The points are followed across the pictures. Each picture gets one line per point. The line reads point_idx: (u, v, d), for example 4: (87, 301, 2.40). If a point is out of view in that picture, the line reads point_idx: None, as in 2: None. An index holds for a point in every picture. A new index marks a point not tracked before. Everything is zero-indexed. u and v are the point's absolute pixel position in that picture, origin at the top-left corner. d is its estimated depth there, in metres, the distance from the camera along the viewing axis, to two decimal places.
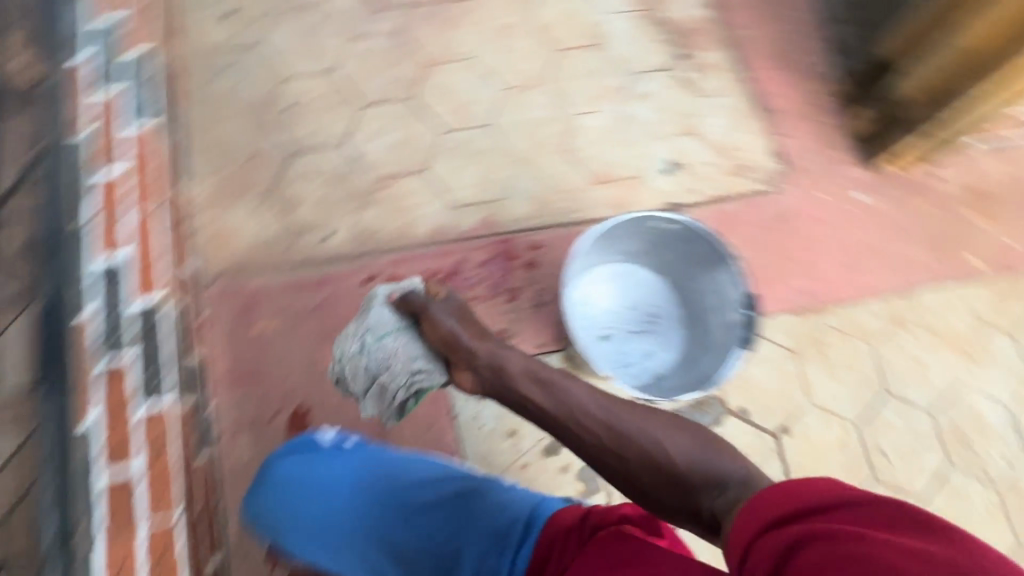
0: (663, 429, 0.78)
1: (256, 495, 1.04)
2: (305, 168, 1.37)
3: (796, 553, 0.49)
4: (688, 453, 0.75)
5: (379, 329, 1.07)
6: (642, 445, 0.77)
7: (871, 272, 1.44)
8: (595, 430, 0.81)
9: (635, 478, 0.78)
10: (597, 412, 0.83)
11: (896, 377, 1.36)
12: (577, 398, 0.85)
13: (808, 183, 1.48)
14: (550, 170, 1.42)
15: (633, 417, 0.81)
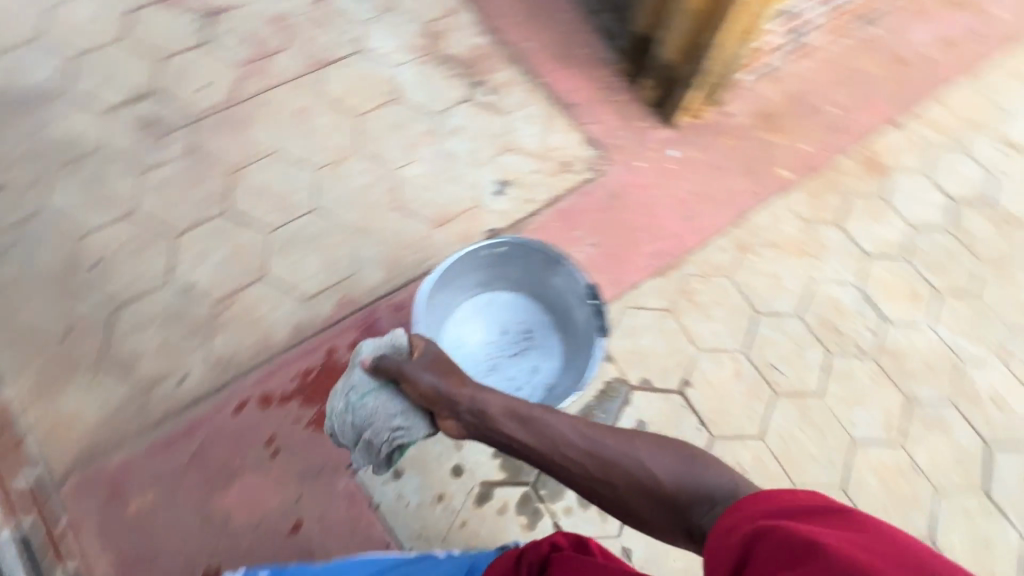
0: (645, 447, 0.81)
1: None
2: (131, 319, 1.27)
3: (755, 543, 0.56)
4: (668, 469, 0.78)
5: (364, 386, 1.06)
6: (625, 468, 0.80)
7: (706, 214, 1.58)
8: (580, 461, 0.84)
9: (624, 500, 0.81)
10: (578, 440, 0.85)
11: (759, 297, 1.49)
12: (560, 431, 0.87)
13: (625, 157, 1.61)
14: (390, 230, 1.43)
15: (617, 442, 0.83)
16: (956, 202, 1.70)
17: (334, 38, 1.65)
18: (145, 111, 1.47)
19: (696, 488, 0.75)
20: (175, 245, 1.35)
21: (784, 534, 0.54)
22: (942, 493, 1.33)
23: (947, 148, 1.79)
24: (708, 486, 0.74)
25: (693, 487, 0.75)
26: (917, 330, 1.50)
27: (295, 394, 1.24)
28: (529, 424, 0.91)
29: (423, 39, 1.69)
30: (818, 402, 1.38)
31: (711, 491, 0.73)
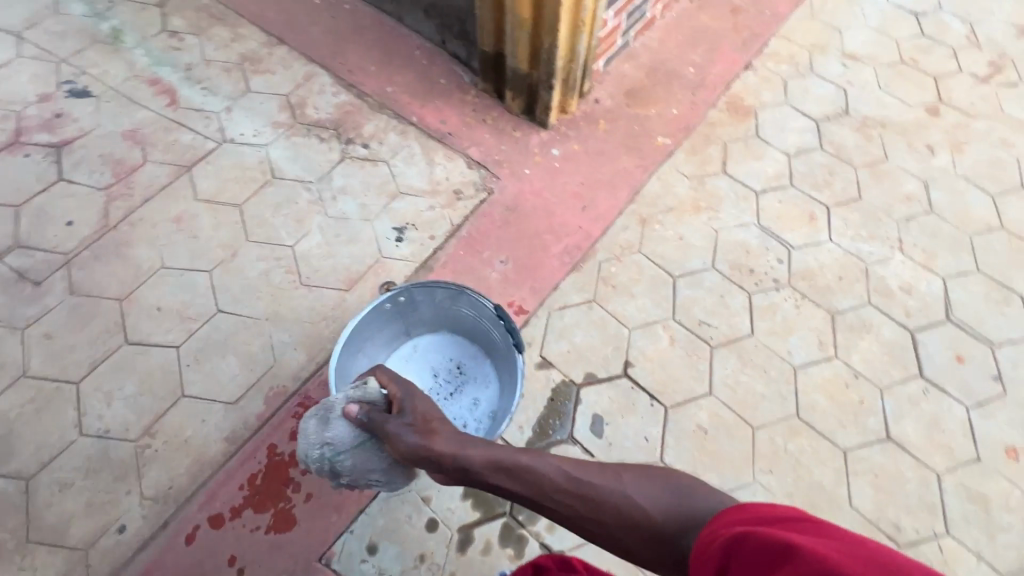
0: (634, 480, 0.72)
1: None
2: (51, 484, 1.19)
3: (731, 552, 0.54)
4: (660, 501, 0.70)
5: (342, 437, 0.97)
6: (615, 504, 0.71)
7: (601, 200, 1.63)
8: (567, 500, 0.73)
9: (618, 540, 0.71)
10: (561, 479, 0.75)
11: (672, 261, 1.55)
12: (544, 472, 0.76)
13: (511, 169, 1.64)
14: (300, 308, 1.40)
15: (606, 476, 0.73)
16: (820, 121, 1.83)
17: (196, 138, 1.64)
18: (12, 264, 1.42)
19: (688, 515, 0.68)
20: (79, 392, 1.28)
21: (758, 539, 0.52)
22: (885, 390, 1.39)
23: (798, 75, 1.92)
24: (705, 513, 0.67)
25: (686, 515, 0.68)
26: (819, 247, 1.59)
27: (245, 503, 1.19)
28: (512, 471, 0.78)
29: (286, 114, 1.69)
30: (753, 342, 1.44)
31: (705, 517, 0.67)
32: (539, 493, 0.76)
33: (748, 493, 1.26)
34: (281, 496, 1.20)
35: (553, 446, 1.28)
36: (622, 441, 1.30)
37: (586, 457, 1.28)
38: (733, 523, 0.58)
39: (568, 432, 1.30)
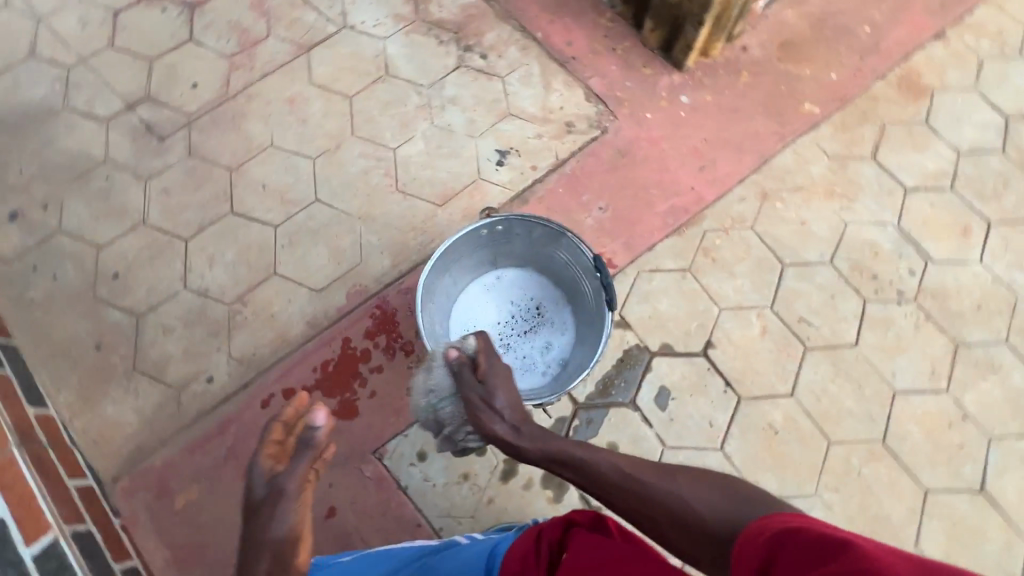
0: (689, 483, 0.72)
1: None
2: (157, 326, 1.31)
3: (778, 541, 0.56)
4: (714, 507, 0.68)
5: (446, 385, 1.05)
6: (663, 503, 0.72)
7: (723, 163, 1.47)
8: (618, 494, 0.77)
9: (671, 540, 0.71)
10: (618, 476, 0.78)
11: (787, 247, 1.40)
12: (602, 467, 0.81)
13: (633, 110, 1.51)
14: (392, 214, 1.40)
15: (658, 475, 0.75)
16: (1009, 119, 1.53)
17: (319, 19, 1.60)
18: (142, 116, 1.50)
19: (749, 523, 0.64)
20: (188, 250, 1.38)
21: (812, 535, 0.54)
22: (994, 439, 1.25)
23: (999, 57, 1.59)
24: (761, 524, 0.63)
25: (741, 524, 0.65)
26: (964, 266, 1.38)
27: (317, 385, 1.26)
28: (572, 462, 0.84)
29: (409, 7, 1.61)
30: (855, 353, 1.31)
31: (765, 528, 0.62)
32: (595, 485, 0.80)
33: (806, 504, 1.20)
34: (349, 387, 1.27)
35: (612, 406, 1.26)
36: (684, 419, 1.25)
37: (644, 425, 1.25)
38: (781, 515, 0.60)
39: (630, 396, 1.27)
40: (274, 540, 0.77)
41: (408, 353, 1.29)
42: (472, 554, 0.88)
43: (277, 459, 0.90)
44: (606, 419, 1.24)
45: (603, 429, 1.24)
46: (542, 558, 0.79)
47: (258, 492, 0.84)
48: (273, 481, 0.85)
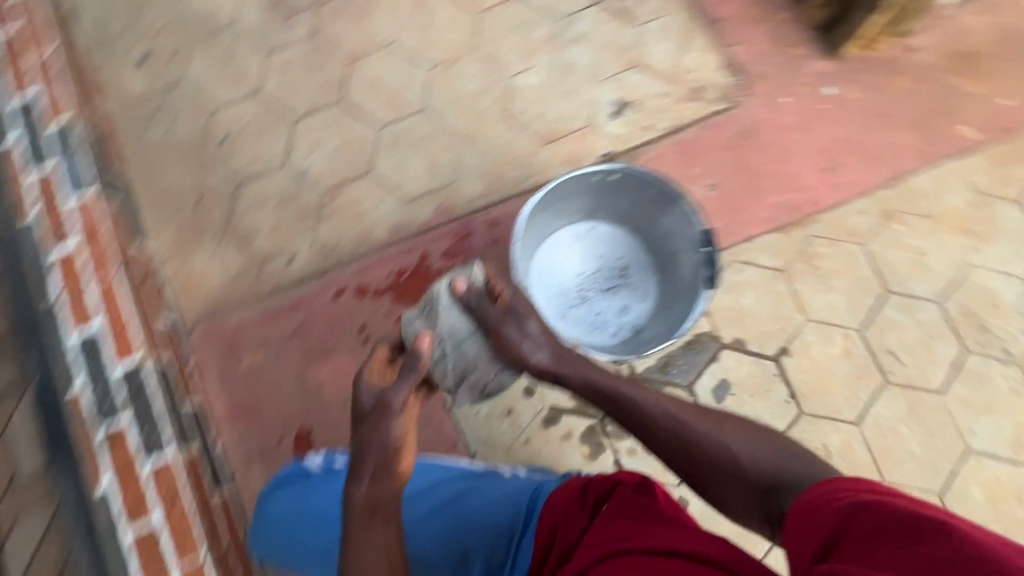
0: (736, 433, 0.74)
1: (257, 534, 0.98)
2: (252, 196, 1.35)
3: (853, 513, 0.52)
4: (758, 459, 0.70)
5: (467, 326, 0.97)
6: (707, 449, 0.74)
7: (852, 169, 1.36)
8: (662, 433, 0.78)
9: (706, 485, 0.74)
10: (664, 417, 0.79)
11: (895, 273, 1.30)
12: (648, 407, 0.81)
13: (769, 90, 1.39)
14: (495, 141, 1.37)
15: (706, 421, 0.76)
16: None
17: None
18: None
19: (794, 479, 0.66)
20: (294, 130, 1.40)
21: (893, 510, 0.50)
22: None
23: None
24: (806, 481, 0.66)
25: (785, 479, 0.67)
26: None
27: (388, 290, 1.28)
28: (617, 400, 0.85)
29: None
30: (936, 401, 1.23)
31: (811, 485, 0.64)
32: (637, 423, 0.82)
33: None
34: (418, 299, 1.28)
35: (668, 385, 1.23)
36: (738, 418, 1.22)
37: None
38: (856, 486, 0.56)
39: (688, 380, 1.24)
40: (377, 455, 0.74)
41: None
42: (514, 491, 0.91)
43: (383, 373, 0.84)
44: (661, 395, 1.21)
45: None
46: (586, 509, 0.77)
47: (364, 404, 0.80)
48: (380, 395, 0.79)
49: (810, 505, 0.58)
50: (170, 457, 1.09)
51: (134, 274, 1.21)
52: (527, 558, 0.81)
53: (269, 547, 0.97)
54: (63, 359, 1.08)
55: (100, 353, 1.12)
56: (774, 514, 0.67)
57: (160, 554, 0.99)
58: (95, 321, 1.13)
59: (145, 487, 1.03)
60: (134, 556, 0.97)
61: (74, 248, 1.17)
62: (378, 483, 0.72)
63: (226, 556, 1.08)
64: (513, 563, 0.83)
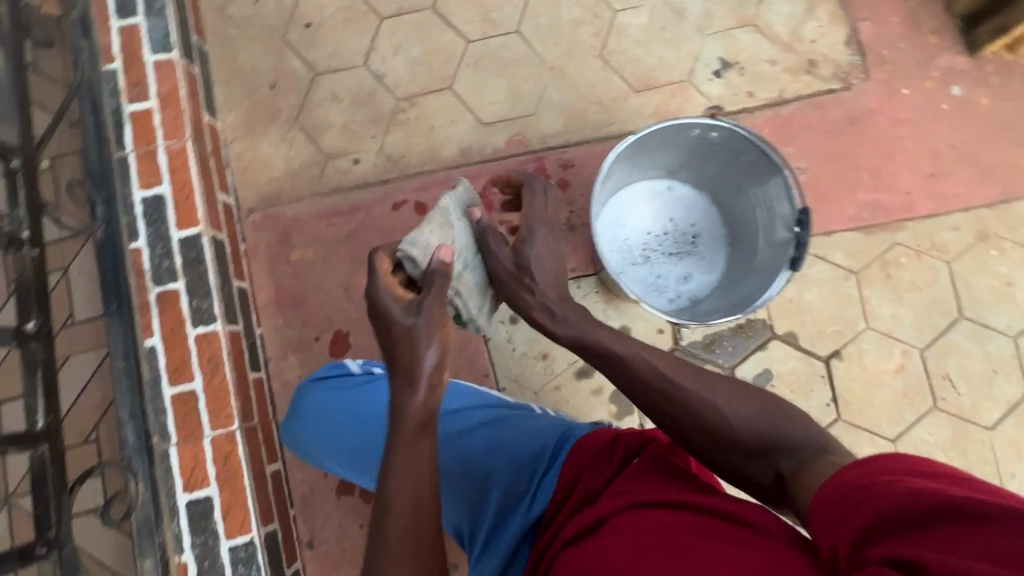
0: (725, 392, 0.66)
1: (291, 427, 0.99)
2: (327, 90, 1.31)
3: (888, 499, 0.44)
4: (752, 421, 0.64)
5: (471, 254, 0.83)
6: (700, 413, 0.65)
7: (959, 181, 1.25)
8: (649, 396, 0.68)
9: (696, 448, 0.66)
10: (651, 373, 0.68)
11: (974, 299, 1.22)
12: (634, 361, 0.69)
13: (890, 78, 1.28)
14: (584, 79, 1.30)
15: (696, 380, 0.67)
16: None
17: None
18: None
19: (785, 440, 0.63)
20: (378, 29, 1.34)
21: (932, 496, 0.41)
22: None
23: None
24: (802, 444, 0.62)
25: (780, 440, 0.63)
26: None
27: None
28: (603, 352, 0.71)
29: None
30: (982, 436, 1.18)
31: (811, 448, 0.62)
32: (623, 379, 0.70)
33: None
34: None
35: (709, 363, 1.20)
36: None
37: None
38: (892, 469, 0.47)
39: (731, 363, 1.20)
40: (429, 362, 0.65)
41: None
42: (544, 429, 0.88)
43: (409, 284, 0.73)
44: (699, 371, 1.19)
45: None
46: (617, 459, 0.70)
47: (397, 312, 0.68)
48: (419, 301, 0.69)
49: (841, 492, 0.49)
50: (219, 330, 1.06)
51: (204, 145, 1.19)
52: (548, 491, 0.76)
53: (302, 442, 0.98)
54: (128, 216, 1.08)
55: (163, 216, 1.09)
56: (768, 476, 0.63)
57: (198, 419, 1.02)
58: (164, 183, 1.10)
59: (190, 354, 1.04)
60: (171, 408, 1.02)
61: (152, 105, 1.13)
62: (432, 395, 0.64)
63: (254, 432, 1.08)
64: (532, 494, 0.78)
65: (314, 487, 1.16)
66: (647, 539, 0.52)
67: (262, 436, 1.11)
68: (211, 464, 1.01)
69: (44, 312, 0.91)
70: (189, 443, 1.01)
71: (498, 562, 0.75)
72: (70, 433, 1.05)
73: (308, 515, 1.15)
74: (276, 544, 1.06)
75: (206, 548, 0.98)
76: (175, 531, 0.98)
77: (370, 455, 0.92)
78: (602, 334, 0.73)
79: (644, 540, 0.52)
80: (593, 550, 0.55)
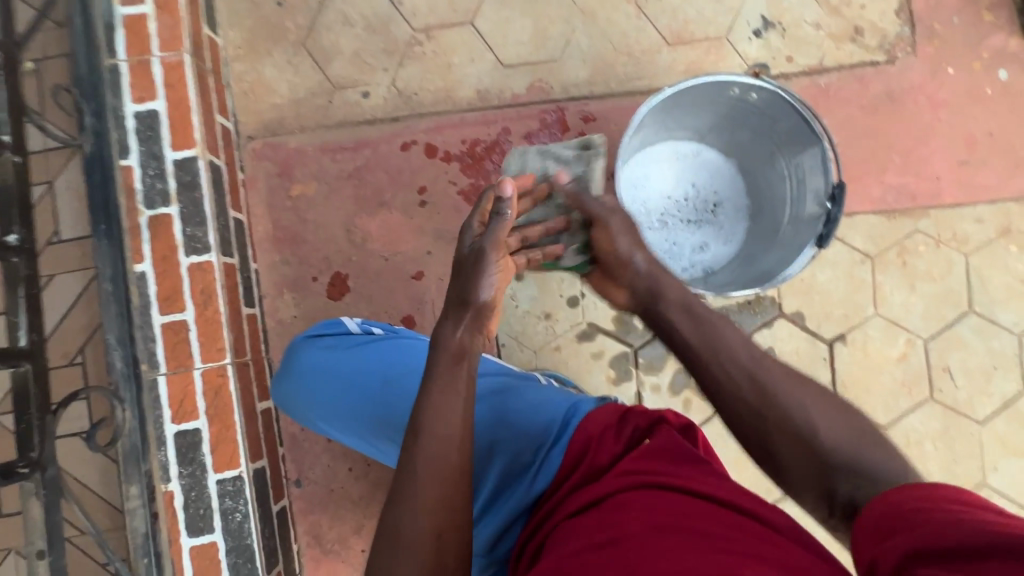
0: (820, 402, 0.60)
1: (287, 379, 0.95)
2: (338, 12, 1.21)
3: (925, 517, 0.43)
4: (841, 435, 0.58)
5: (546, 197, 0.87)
6: (788, 412, 0.60)
7: (990, 172, 1.20)
8: (737, 381, 0.64)
9: (771, 444, 0.61)
10: (748, 358, 0.65)
11: (987, 295, 1.20)
12: (730, 344, 0.67)
13: (937, 55, 1.21)
14: (616, 26, 1.21)
15: (789, 378, 0.62)
16: None
17: None
18: None
19: (853, 463, 0.56)
20: None
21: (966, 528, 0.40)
22: None
23: None
24: (880, 471, 0.55)
25: (859, 463, 0.56)
26: None
27: (458, 157, 1.19)
28: (704, 326, 0.69)
29: None
30: (972, 430, 1.19)
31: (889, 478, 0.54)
32: (713, 358, 0.66)
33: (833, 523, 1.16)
34: (484, 175, 1.18)
35: None
36: None
37: None
38: (956, 499, 0.44)
39: None
40: (483, 300, 0.69)
41: None
42: (550, 401, 0.84)
43: (483, 222, 0.75)
44: None
45: None
46: (624, 439, 0.71)
47: (465, 249, 0.73)
48: (479, 243, 0.72)
49: (893, 504, 0.48)
50: (212, 260, 1.01)
51: (202, 60, 1.10)
52: (552, 467, 0.73)
53: (295, 394, 0.94)
54: (118, 131, 1.01)
55: (157, 133, 1.02)
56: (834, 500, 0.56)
57: (189, 350, 0.99)
58: (158, 98, 1.03)
59: (183, 283, 1.00)
60: (160, 337, 0.99)
61: (147, 10, 1.04)
62: (473, 330, 0.69)
63: (246, 367, 1.05)
64: (536, 469, 0.74)
65: (304, 428, 1.14)
66: (664, 517, 0.53)
67: (253, 375, 1.08)
68: (201, 396, 0.99)
69: (26, 226, 0.86)
70: (179, 374, 0.98)
71: (494, 530, 0.75)
72: (55, 354, 1.02)
73: (296, 455, 1.14)
74: (263, 481, 1.05)
75: (193, 480, 0.98)
76: (162, 461, 0.97)
77: (366, 416, 0.88)
78: (708, 312, 0.71)
79: (661, 518, 0.53)
80: (607, 517, 0.57)
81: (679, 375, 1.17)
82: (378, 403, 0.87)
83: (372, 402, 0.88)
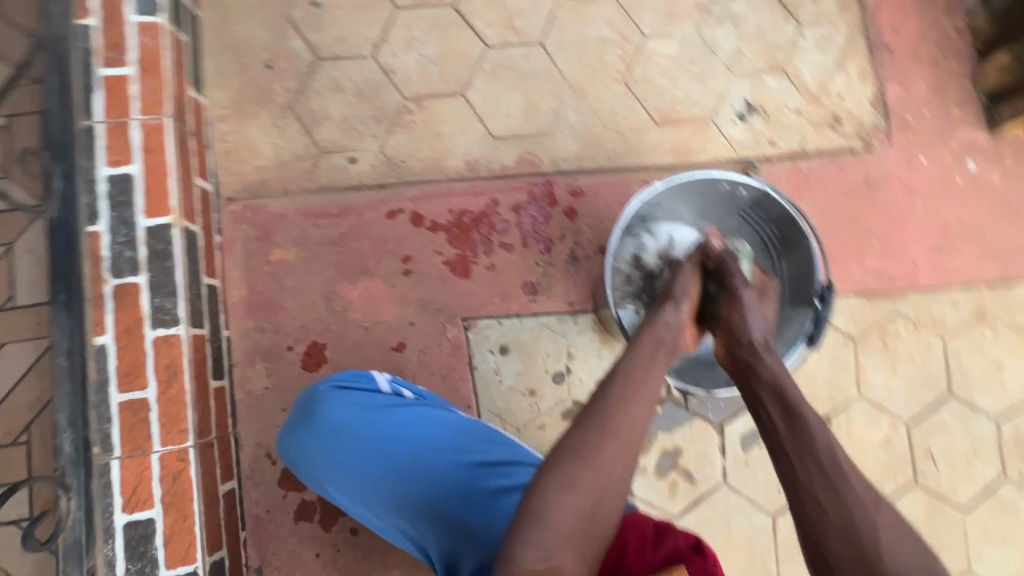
0: (888, 520, 0.59)
1: (304, 437, 0.87)
2: (329, 79, 1.20)
3: None
4: (906, 563, 0.56)
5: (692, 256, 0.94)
6: (851, 514, 0.59)
7: (963, 258, 1.24)
8: (808, 463, 0.63)
9: (826, 549, 0.58)
10: (824, 454, 0.63)
11: (965, 380, 1.21)
12: (815, 435, 0.65)
13: (910, 145, 1.26)
14: (604, 103, 1.23)
15: (864, 488, 0.61)
16: None
17: None
18: None
19: None
20: (394, 18, 1.22)
21: None
22: None
23: None
24: None
25: None
26: None
27: (444, 228, 1.17)
28: (792, 416, 0.68)
29: None
30: (956, 517, 1.18)
31: None
32: (798, 453, 0.64)
33: None
34: (471, 247, 1.17)
35: (699, 417, 1.15)
36: (758, 471, 1.15)
37: (719, 452, 1.15)
38: None
39: (721, 418, 1.15)
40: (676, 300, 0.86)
41: (543, 249, 1.17)
42: None
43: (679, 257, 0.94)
44: (687, 423, 1.14)
45: (679, 431, 1.14)
46: (662, 551, 0.67)
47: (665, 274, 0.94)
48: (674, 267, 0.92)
49: None
50: (180, 334, 0.96)
51: (184, 123, 1.07)
52: None
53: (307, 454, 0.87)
54: (88, 196, 0.97)
55: (130, 199, 0.97)
56: None
57: (147, 432, 0.92)
58: (135, 162, 0.99)
59: (146, 358, 0.94)
60: (117, 417, 0.92)
61: (130, 73, 1.01)
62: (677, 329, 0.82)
63: (209, 447, 0.98)
64: None
65: (269, 509, 1.07)
66: None
67: (218, 454, 1.01)
68: (156, 481, 0.91)
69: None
70: (134, 457, 0.91)
71: None
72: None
73: (259, 540, 1.06)
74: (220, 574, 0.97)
75: None
76: (108, 556, 0.89)
77: (383, 485, 0.81)
78: (804, 403, 0.69)
79: None
80: None
81: (665, 457, 1.14)
82: (390, 495, 0.81)
83: (388, 473, 0.81)
